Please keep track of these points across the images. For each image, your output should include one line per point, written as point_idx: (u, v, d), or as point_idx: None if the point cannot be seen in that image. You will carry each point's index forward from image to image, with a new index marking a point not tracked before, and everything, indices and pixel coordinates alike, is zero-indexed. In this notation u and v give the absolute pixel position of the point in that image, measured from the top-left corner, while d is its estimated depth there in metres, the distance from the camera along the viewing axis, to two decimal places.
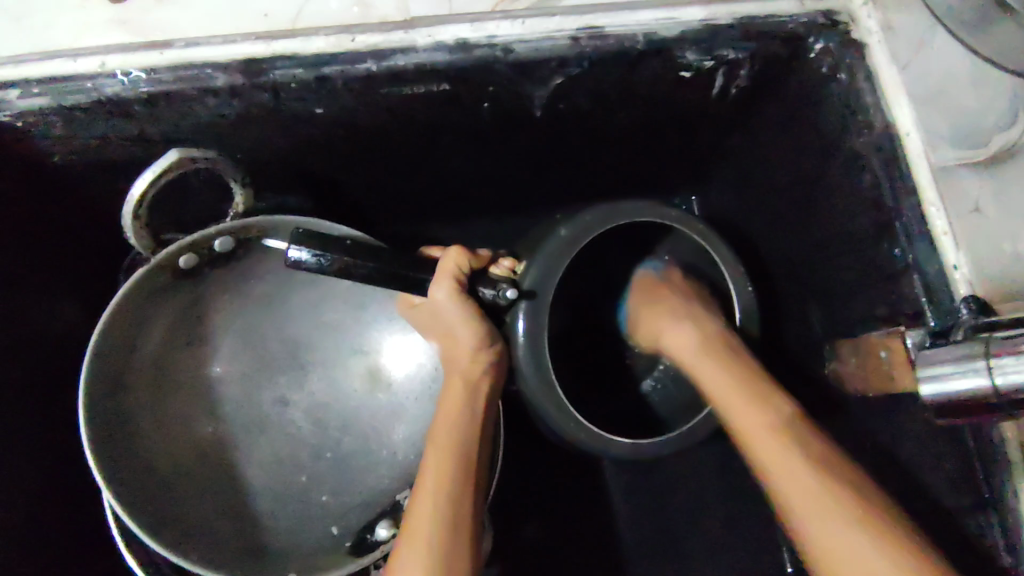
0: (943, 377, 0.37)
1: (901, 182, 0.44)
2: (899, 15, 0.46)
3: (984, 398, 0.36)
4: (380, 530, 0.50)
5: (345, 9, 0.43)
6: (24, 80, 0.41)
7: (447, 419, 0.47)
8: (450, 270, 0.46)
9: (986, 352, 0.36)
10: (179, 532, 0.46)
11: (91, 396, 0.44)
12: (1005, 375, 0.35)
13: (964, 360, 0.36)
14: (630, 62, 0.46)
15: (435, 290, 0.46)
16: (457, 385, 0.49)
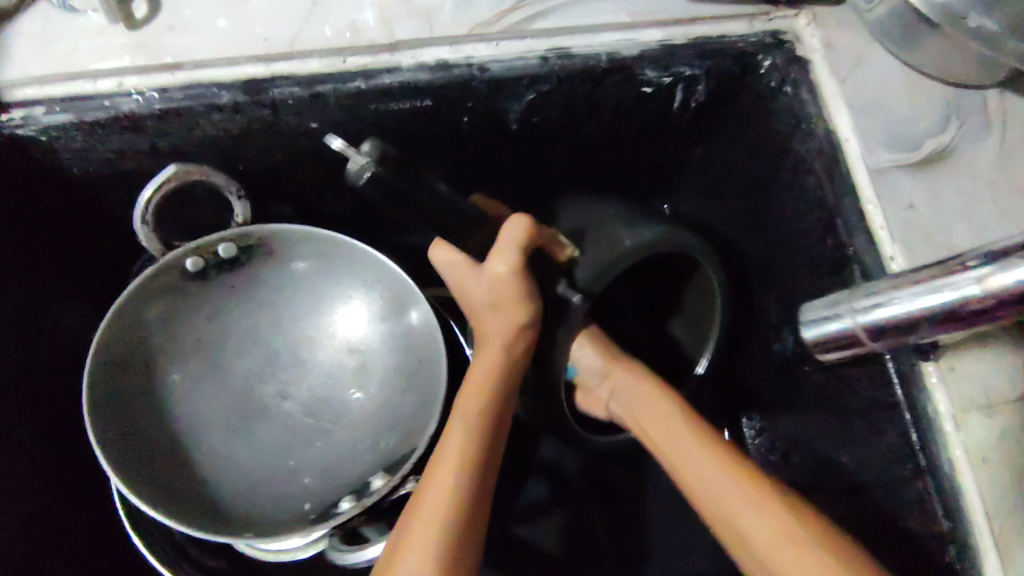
0: (817, 320, 0.43)
1: (842, 182, 0.48)
2: (838, 34, 0.50)
3: (851, 339, 0.41)
4: (342, 504, 0.52)
5: (339, 35, 0.48)
6: (49, 99, 0.46)
7: (476, 383, 0.48)
8: (514, 243, 0.47)
9: (848, 299, 0.41)
10: (159, 495, 0.51)
11: (97, 368, 0.52)
12: (863, 316, 0.40)
13: (833, 305, 0.42)
14: (595, 78, 0.51)
15: (496, 258, 0.47)
16: (491, 354, 0.49)
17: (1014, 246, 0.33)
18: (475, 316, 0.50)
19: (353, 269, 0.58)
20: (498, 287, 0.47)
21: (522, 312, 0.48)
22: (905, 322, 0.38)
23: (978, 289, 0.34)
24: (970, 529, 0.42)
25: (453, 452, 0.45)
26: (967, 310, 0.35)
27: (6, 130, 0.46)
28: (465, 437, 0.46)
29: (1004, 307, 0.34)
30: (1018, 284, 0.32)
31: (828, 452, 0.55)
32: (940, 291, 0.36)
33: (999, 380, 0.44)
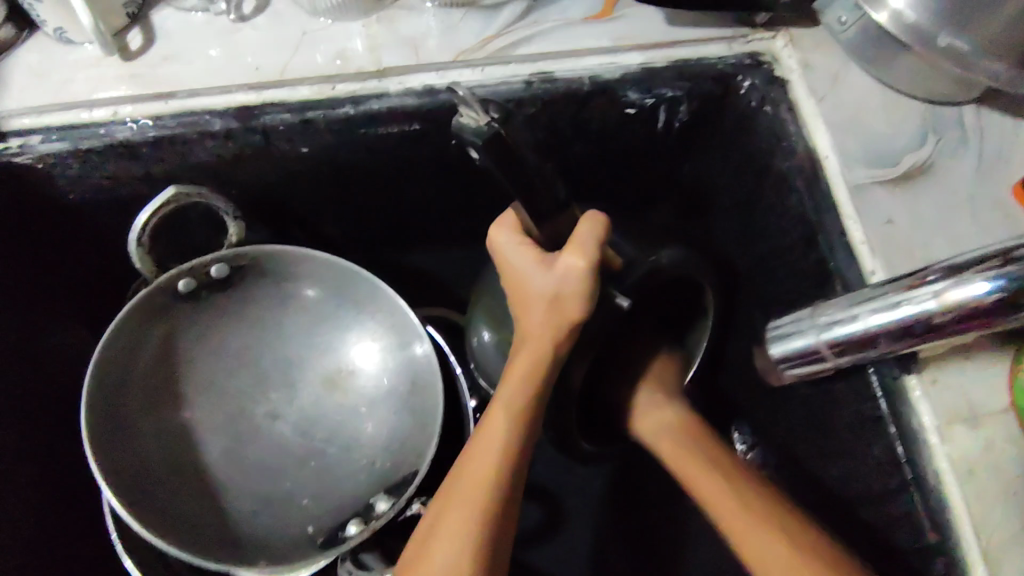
0: (787, 333, 0.43)
1: (824, 199, 0.49)
2: (816, 54, 0.52)
3: (817, 353, 0.41)
4: (348, 528, 0.53)
5: (329, 62, 0.49)
6: (45, 128, 0.47)
7: (514, 386, 0.46)
8: (594, 243, 0.44)
9: (811, 315, 0.41)
10: (164, 522, 0.52)
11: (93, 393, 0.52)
12: (828, 329, 0.40)
13: (797, 319, 0.42)
14: (579, 100, 0.52)
15: (568, 257, 0.44)
16: (532, 358, 0.46)
17: (968, 265, 0.35)
18: (520, 307, 0.47)
19: (340, 285, 0.59)
20: (566, 284, 0.44)
21: (581, 314, 0.44)
22: (871, 337, 0.38)
23: (937, 304, 0.35)
24: (958, 542, 0.42)
25: (480, 470, 0.44)
26: (925, 326, 0.36)
27: (2, 158, 0.47)
28: (492, 448, 0.45)
29: (960, 321, 0.35)
30: (971, 302, 0.34)
31: (817, 467, 0.56)
32: (899, 306, 0.37)
33: (980, 391, 0.44)
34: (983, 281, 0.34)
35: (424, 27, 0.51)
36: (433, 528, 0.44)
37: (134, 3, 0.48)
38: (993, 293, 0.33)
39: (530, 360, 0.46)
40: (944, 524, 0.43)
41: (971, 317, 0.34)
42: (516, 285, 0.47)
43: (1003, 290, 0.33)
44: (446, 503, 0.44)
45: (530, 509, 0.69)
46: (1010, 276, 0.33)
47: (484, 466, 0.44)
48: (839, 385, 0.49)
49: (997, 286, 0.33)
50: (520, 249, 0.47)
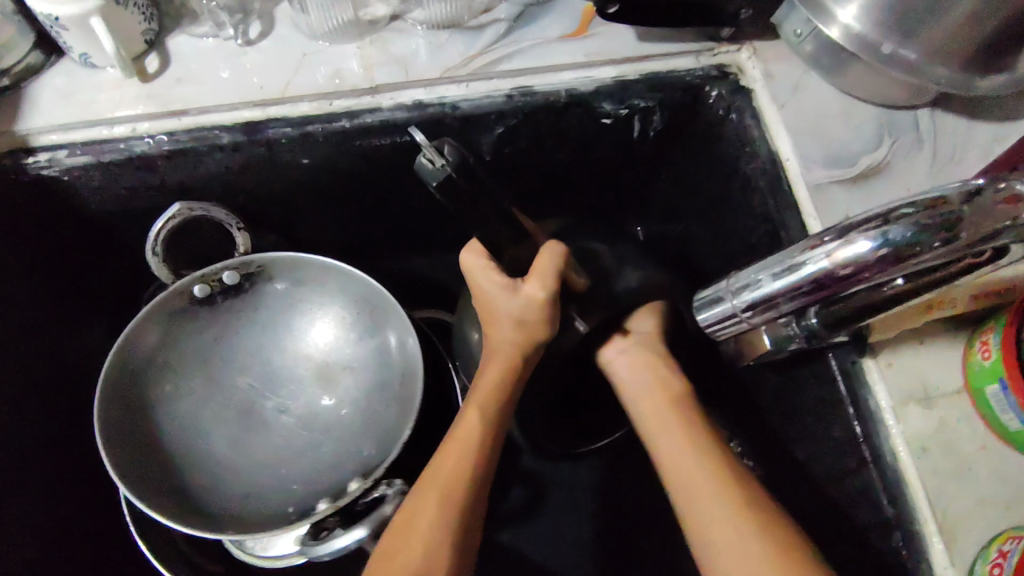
0: (707, 304, 0.42)
1: (785, 198, 0.52)
2: (777, 65, 0.55)
3: (733, 319, 0.41)
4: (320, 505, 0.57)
5: (328, 81, 0.54)
6: (70, 143, 0.52)
7: (489, 390, 0.49)
8: (555, 272, 0.47)
9: (731, 279, 0.41)
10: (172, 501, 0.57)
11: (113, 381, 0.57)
12: (744, 296, 0.39)
13: (719, 285, 0.41)
14: (556, 112, 0.56)
15: (529, 284, 0.47)
16: (507, 363, 0.50)
17: (856, 223, 0.34)
18: (489, 322, 0.51)
19: (340, 287, 0.63)
20: (530, 311, 0.48)
21: (545, 330, 0.49)
22: (770, 303, 0.38)
23: (828, 265, 0.34)
24: (914, 514, 0.44)
25: (457, 461, 0.46)
26: (821, 287, 0.35)
27: (33, 171, 0.52)
28: (466, 443, 0.47)
29: (855, 279, 0.34)
30: (858, 258, 0.33)
31: (790, 453, 0.58)
32: (798, 269, 0.36)
33: (934, 372, 0.46)
34: (864, 240, 0.33)
35: (413, 47, 0.55)
36: (409, 525, 0.44)
37: (151, 31, 0.53)
38: (875, 249, 0.32)
39: (504, 368, 0.50)
40: (897, 497, 0.45)
41: (864, 273, 0.33)
42: (483, 301, 0.50)
43: (886, 244, 0.32)
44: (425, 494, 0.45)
45: (523, 504, 0.72)
46: (885, 234, 0.32)
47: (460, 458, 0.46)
48: (804, 371, 0.52)
49: (882, 242, 0.32)
50: (487, 274, 0.49)
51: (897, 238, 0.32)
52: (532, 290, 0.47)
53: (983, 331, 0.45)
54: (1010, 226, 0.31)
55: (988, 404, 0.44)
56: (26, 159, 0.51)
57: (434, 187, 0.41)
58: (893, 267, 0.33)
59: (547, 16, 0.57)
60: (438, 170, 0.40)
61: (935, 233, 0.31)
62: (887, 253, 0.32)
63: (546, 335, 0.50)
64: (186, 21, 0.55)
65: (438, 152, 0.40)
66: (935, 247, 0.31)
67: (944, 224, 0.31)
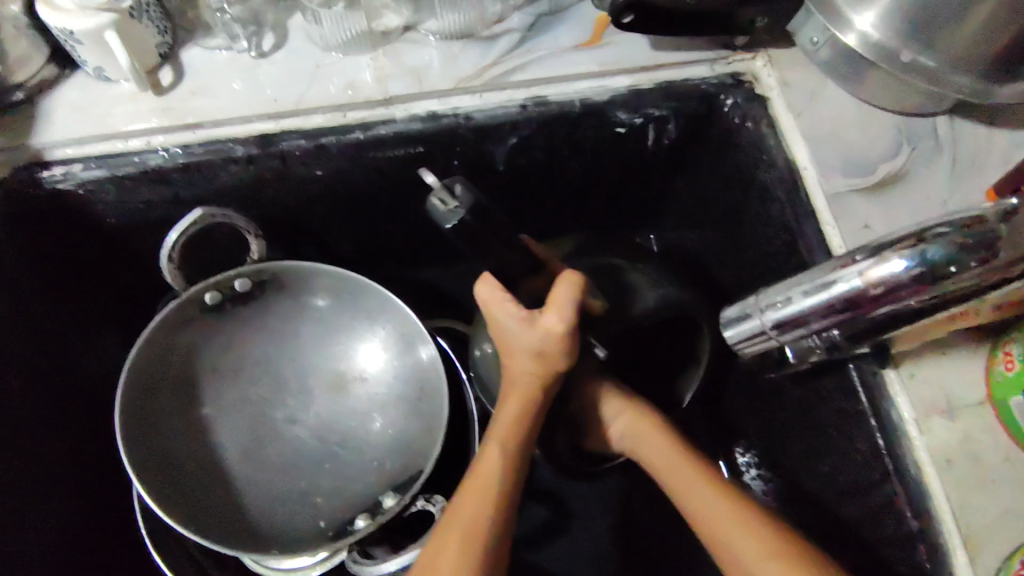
0: (729, 324, 0.41)
1: (803, 207, 0.52)
2: (793, 73, 0.55)
3: (760, 337, 0.40)
4: (356, 522, 0.56)
5: (341, 92, 0.53)
6: (85, 157, 0.52)
7: (507, 425, 0.50)
8: (570, 305, 0.47)
9: (757, 298, 0.39)
10: (186, 511, 0.57)
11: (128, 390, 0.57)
12: (771, 313, 0.38)
13: (743, 304, 0.40)
14: (571, 121, 0.56)
15: (544, 318, 0.47)
16: (523, 398, 0.50)
17: (889, 242, 0.33)
18: (506, 357, 0.51)
19: (355, 299, 0.63)
20: (547, 344, 0.48)
21: (562, 363, 0.49)
22: (801, 321, 0.37)
23: (862, 283, 0.34)
24: (938, 525, 0.44)
25: (477, 498, 0.46)
26: (853, 306, 0.34)
27: (48, 186, 0.52)
28: (487, 484, 0.47)
29: (887, 298, 0.33)
30: (893, 278, 0.33)
31: (809, 464, 0.58)
32: (830, 287, 0.35)
33: (956, 384, 0.46)
34: (898, 258, 0.32)
35: (427, 58, 0.55)
36: (432, 564, 0.43)
37: (165, 44, 0.53)
38: (912, 268, 0.32)
39: (520, 403, 0.50)
40: (921, 512, 0.45)
41: (898, 292, 0.33)
42: (499, 333, 0.50)
43: (923, 263, 0.32)
44: (445, 533, 0.45)
45: (538, 516, 0.72)
46: (920, 253, 0.32)
47: (480, 495, 0.46)
48: (825, 382, 0.52)
49: (918, 260, 0.32)
50: (503, 307, 0.49)
51: (933, 258, 0.31)
52: (550, 322, 0.48)
53: (1006, 342, 0.44)
54: None
55: (1011, 417, 0.44)
56: (41, 173, 0.51)
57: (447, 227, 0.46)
58: (929, 287, 0.32)
59: (560, 25, 0.56)
60: (450, 213, 0.45)
61: (970, 253, 0.31)
62: (922, 272, 0.32)
63: (564, 366, 0.50)
64: (199, 34, 0.55)
65: (450, 193, 0.45)
66: (971, 267, 0.31)
67: (980, 244, 0.31)
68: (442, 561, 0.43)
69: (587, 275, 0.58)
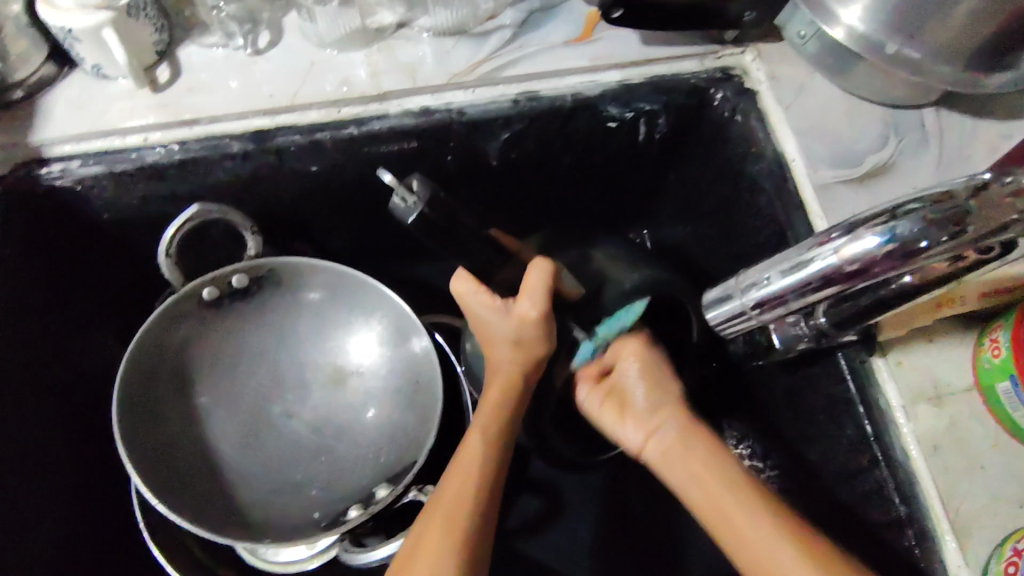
0: (714, 305, 0.42)
1: (792, 199, 0.52)
2: (782, 67, 0.56)
3: (742, 316, 0.41)
4: (350, 511, 0.57)
5: (335, 89, 0.54)
6: (83, 154, 0.53)
7: (489, 412, 0.50)
8: (543, 291, 0.48)
9: (738, 277, 0.41)
10: (182, 503, 0.57)
11: (125, 384, 0.58)
12: (752, 294, 0.39)
13: (725, 286, 0.42)
14: (562, 116, 0.56)
15: (519, 302, 0.48)
16: (505, 385, 0.51)
17: (863, 219, 0.34)
18: (488, 346, 0.52)
19: (351, 293, 0.64)
20: (524, 330, 0.49)
21: (541, 347, 0.50)
22: (779, 299, 0.38)
23: (837, 260, 0.34)
24: (925, 511, 0.45)
25: (459, 481, 0.47)
26: (829, 282, 0.35)
27: (47, 182, 0.53)
28: (469, 467, 0.48)
29: (863, 274, 0.34)
30: (866, 254, 0.33)
31: (800, 454, 0.58)
32: (807, 265, 0.36)
33: (944, 370, 0.46)
34: (872, 235, 0.33)
35: (420, 55, 0.56)
36: (413, 551, 0.44)
37: (161, 42, 0.53)
38: (885, 245, 0.32)
39: (501, 389, 0.51)
40: (909, 496, 0.45)
41: (873, 269, 0.34)
42: (478, 323, 0.51)
43: (894, 240, 0.32)
44: (427, 518, 0.46)
45: (533, 508, 0.72)
46: (892, 229, 0.32)
47: (462, 480, 0.47)
48: (814, 370, 0.52)
49: (889, 236, 0.32)
50: (477, 297, 0.49)
51: (904, 233, 0.32)
52: (524, 309, 0.49)
53: (993, 329, 0.45)
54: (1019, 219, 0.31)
55: (999, 402, 0.44)
56: (40, 170, 0.52)
57: (408, 222, 0.48)
58: (901, 263, 0.33)
59: (551, 22, 0.57)
60: (409, 208, 0.47)
61: (941, 228, 0.32)
62: (894, 248, 0.32)
63: (546, 351, 0.51)
64: (195, 33, 0.55)
65: (408, 190, 0.48)
66: (943, 242, 0.32)
67: (951, 219, 0.31)
68: (423, 544, 0.44)
69: (579, 267, 0.58)
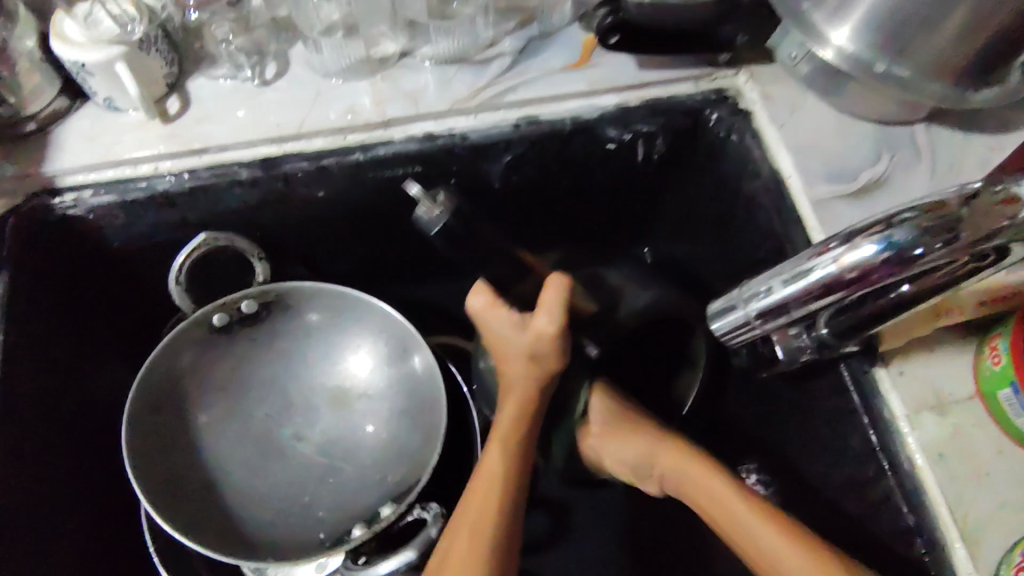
0: (719, 316, 0.43)
1: (790, 214, 0.53)
2: (775, 87, 0.57)
3: (746, 326, 0.42)
4: (354, 530, 0.57)
5: (341, 117, 0.55)
6: (96, 184, 0.54)
7: (507, 425, 0.51)
8: (560, 305, 0.48)
9: (742, 289, 0.41)
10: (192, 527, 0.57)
11: (136, 411, 0.58)
12: (756, 305, 0.40)
13: (729, 296, 0.42)
14: (563, 138, 0.58)
15: (537, 317, 0.48)
16: (522, 400, 0.52)
17: (859, 229, 0.35)
18: (502, 360, 0.52)
19: (357, 315, 0.64)
20: (539, 344, 0.49)
21: (559, 361, 0.50)
22: (782, 309, 0.39)
23: (836, 269, 0.35)
24: (934, 519, 0.45)
25: (481, 498, 0.48)
26: (830, 290, 0.36)
27: (60, 212, 0.54)
28: (489, 482, 0.49)
29: (862, 282, 0.35)
30: (865, 262, 0.34)
31: (807, 466, 0.58)
32: (807, 274, 0.37)
33: (946, 380, 0.47)
34: (870, 244, 0.34)
35: (423, 82, 0.57)
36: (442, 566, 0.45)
37: (172, 74, 0.55)
38: (882, 253, 0.33)
39: (519, 403, 0.52)
40: (917, 505, 0.45)
41: (871, 276, 0.34)
42: (494, 338, 0.51)
43: (891, 247, 0.33)
44: (453, 534, 0.47)
45: (541, 529, 0.72)
46: (889, 238, 0.33)
47: (485, 495, 0.48)
48: (817, 382, 0.53)
49: (885, 245, 0.33)
50: (494, 313, 0.50)
51: (900, 241, 0.33)
52: (541, 324, 0.48)
53: (992, 338, 0.46)
54: (1009, 226, 0.32)
55: (1001, 409, 0.45)
56: (53, 200, 0.53)
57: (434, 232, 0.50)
58: (898, 270, 0.34)
59: (550, 49, 0.59)
60: (435, 218, 0.50)
61: (934, 235, 0.32)
62: (891, 255, 0.33)
63: (558, 366, 0.51)
64: (204, 65, 0.57)
65: (433, 201, 0.50)
66: (936, 249, 0.32)
67: (943, 226, 0.32)
68: (451, 559, 0.45)
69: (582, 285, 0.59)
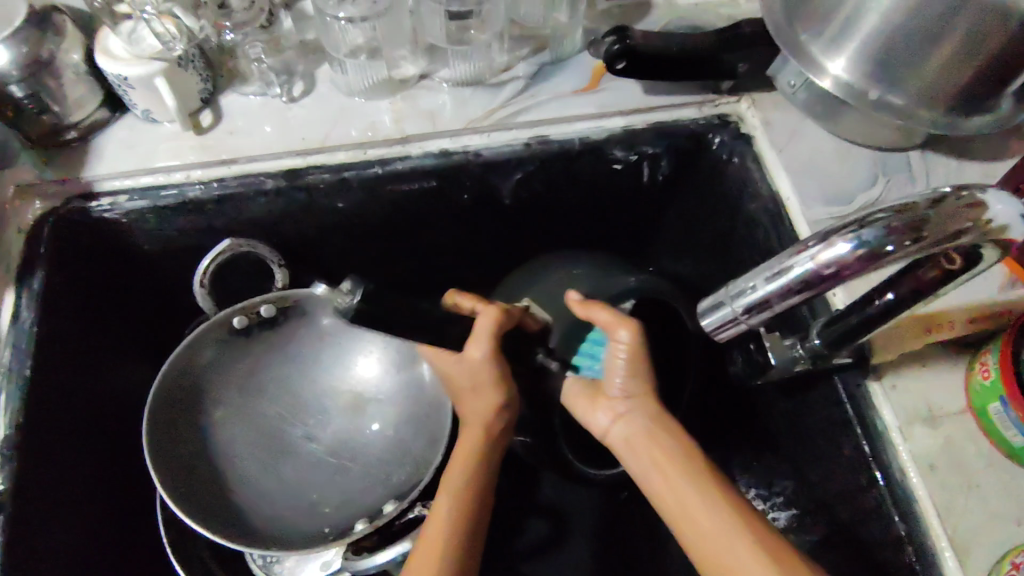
0: (708, 312, 0.43)
1: (788, 232, 0.55)
2: (774, 114, 0.60)
3: (732, 322, 0.43)
4: (358, 525, 0.60)
5: (361, 133, 0.59)
6: (130, 189, 0.57)
7: (467, 450, 0.53)
8: (487, 334, 0.54)
9: (728, 287, 0.42)
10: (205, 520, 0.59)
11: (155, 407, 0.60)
12: (740, 301, 0.41)
13: (716, 300, 0.43)
14: (572, 157, 0.60)
15: (472, 350, 0.54)
16: (480, 430, 0.54)
17: (834, 228, 0.37)
18: (459, 397, 0.57)
19: (371, 322, 0.67)
20: (478, 374, 0.54)
21: (505, 389, 0.54)
22: (766, 305, 0.40)
23: (814, 266, 0.36)
24: (926, 527, 0.46)
25: (435, 521, 0.49)
26: (809, 286, 0.37)
27: (96, 215, 0.57)
28: (448, 502, 0.50)
29: (837, 279, 0.36)
30: (839, 259, 0.36)
31: (805, 480, 0.59)
32: (786, 272, 0.38)
33: (938, 393, 0.49)
34: (844, 242, 0.35)
35: (440, 102, 0.61)
36: None
37: (206, 90, 0.59)
38: (855, 250, 0.35)
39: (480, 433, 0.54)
40: (909, 513, 0.46)
41: (846, 272, 0.36)
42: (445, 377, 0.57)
43: (863, 245, 0.35)
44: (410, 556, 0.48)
45: (543, 541, 0.73)
46: (860, 237, 0.35)
47: (441, 520, 0.49)
48: (812, 394, 0.54)
49: (857, 243, 0.35)
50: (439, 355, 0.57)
51: (870, 240, 0.35)
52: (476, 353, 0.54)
53: (982, 353, 0.47)
54: (971, 228, 0.34)
55: (991, 423, 0.46)
56: (90, 204, 0.57)
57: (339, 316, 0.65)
58: (868, 267, 0.35)
59: (561, 74, 0.62)
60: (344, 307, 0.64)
61: (901, 234, 0.35)
62: (865, 252, 0.35)
63: (506, 396, 0.54)
64: (236, 82, 0.61)
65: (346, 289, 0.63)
66: (906, 246, 0.35)
67: (909, 226, 0.35)
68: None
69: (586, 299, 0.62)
